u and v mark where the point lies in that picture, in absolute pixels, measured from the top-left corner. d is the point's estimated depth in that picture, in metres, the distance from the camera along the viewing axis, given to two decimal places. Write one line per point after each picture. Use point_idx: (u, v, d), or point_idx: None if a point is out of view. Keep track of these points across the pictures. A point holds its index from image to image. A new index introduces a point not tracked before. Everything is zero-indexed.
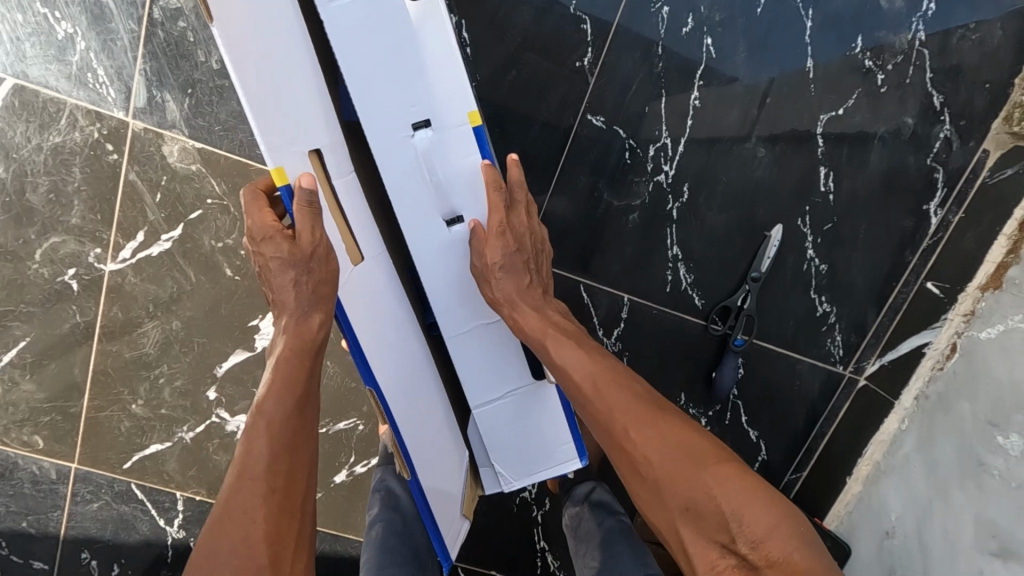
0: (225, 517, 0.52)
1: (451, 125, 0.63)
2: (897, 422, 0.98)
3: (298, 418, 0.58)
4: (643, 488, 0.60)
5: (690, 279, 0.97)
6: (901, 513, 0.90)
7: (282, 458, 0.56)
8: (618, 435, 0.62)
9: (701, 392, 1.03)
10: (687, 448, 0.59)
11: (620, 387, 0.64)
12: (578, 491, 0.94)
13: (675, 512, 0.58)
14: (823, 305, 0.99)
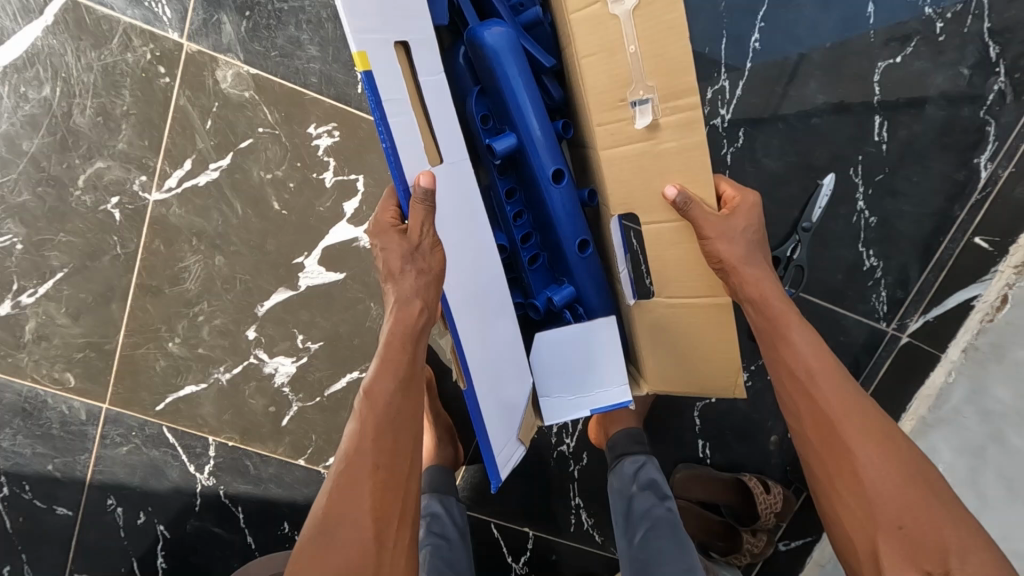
0: (336, 499, 0.57)
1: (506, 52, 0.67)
2: (944, 375, 0.99)
3: (403, 410, 0.60)
4: (849, 491, 0.58)
5: None
6: (951, 462, 0.91)
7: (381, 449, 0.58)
8: (837, 430, 0.59)
9: (746, 346, 1.02)
10: (915, 481, 0.56)
11: (845, 386, 0.61)
12: (627, 468, 0.90)
13: (879, 523, 0.56)
14: (870, 259, 0.99)
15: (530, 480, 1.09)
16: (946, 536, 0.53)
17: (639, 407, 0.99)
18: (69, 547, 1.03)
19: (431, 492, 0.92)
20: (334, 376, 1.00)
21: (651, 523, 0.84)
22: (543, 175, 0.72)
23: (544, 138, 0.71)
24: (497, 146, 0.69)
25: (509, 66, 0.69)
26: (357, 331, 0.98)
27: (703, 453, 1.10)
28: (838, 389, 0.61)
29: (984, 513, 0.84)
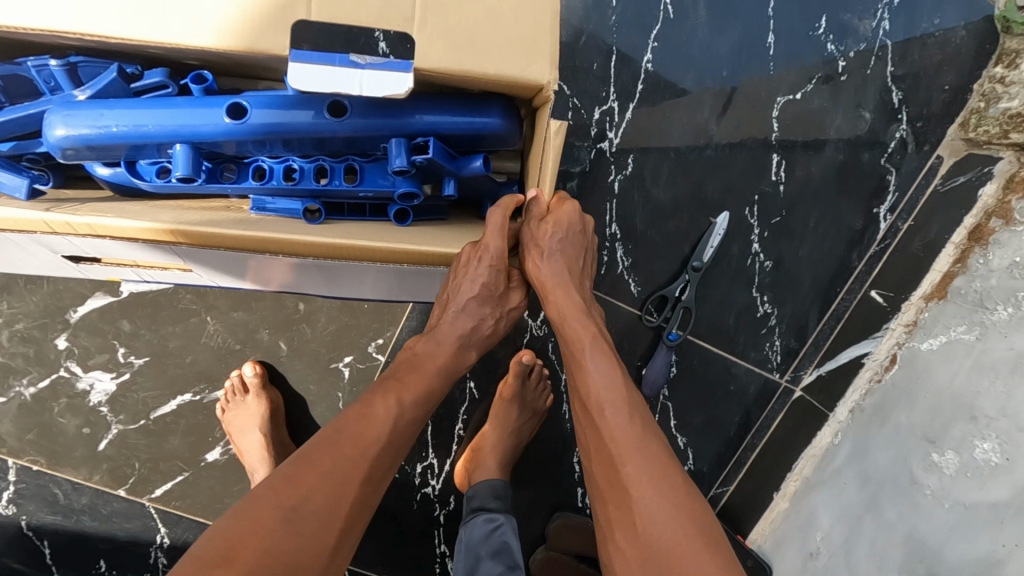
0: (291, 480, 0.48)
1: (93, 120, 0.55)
2: (831, 436, 0.92)
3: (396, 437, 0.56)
4: (612, 394, 0.58)
5: (627, 263, 0.89)
6: (827, 530, 0.85)
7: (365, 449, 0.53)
8: (601, 402, 0.57)
9: None
10: (673, 486, 0.51)
11: (622, 383, 0.59)
12: (479, 527, 0.81)
13: (621, 432, 0.55)
14: (764, 304, 0.93)
15: (390, 523, 0.98)
16: (660, 514, 0.49)
17: (498, 440, 0.90)
18: None
19: None
20: (162, 398, 0.88)
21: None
22: (234, 127, 0.56)
23: (190, 104, 0.56)
24: (184, 170, 0.56)
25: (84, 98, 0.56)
26: (191, 347, 0.86)
27: (583, 502, 1.01)
28: (610, 380, 0.59)
29: None
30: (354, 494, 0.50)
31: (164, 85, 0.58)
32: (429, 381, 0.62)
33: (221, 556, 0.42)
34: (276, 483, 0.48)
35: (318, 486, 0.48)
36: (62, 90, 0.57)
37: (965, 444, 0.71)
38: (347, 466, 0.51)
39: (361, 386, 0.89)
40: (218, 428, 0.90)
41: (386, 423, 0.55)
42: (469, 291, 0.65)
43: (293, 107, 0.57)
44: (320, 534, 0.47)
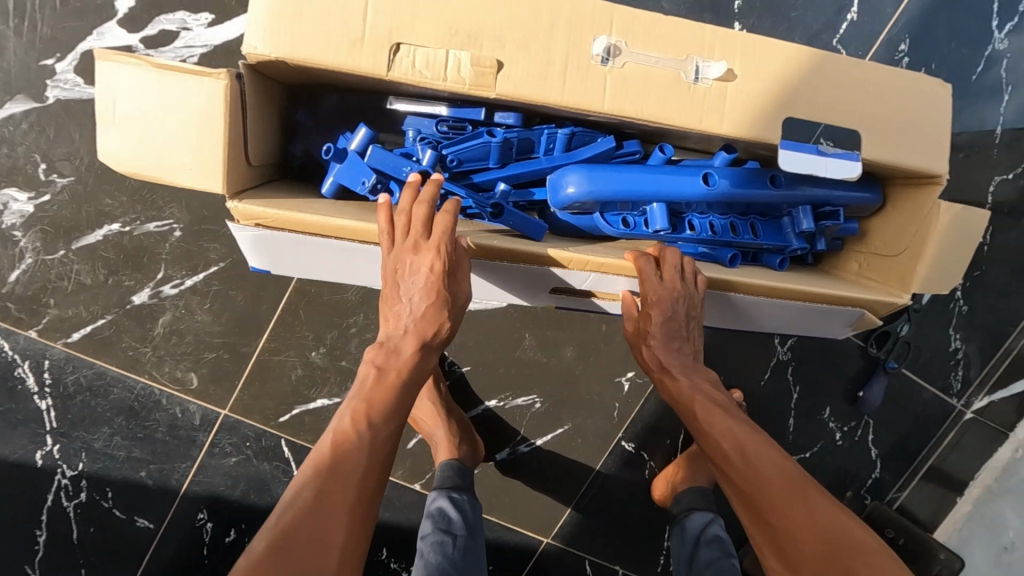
0: (296, 526, 0.53)
1: (597, 180, 0.68)
2: (1010, 451, 1.11)
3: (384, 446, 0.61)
4: (774, 499, 0.62)
5: None
6: (1019, 528, 1.04)
7: (313, 476, 0.57)
8: (738, 450, 0.68)
9: (844, 408, 1.13)
10: (772, 452, 0.66)
11: (739, 432, 0.70)
12: (696, 522, 0.97)
13: (828, 522, 0.59)
14: (955, 340, 1.13)
15: (633, 519, 1.11)
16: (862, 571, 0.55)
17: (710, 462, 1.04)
18: (142, 564, 0.94)
19: (442, 489, 0.85)
20: (472, 403, 1.00)
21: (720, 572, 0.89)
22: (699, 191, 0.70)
23: (667, 172, 0.70)
24: (655, 224, 0.71)
25: (581, 161, 0.70)
26: (506, 361, 1.00)
27: None
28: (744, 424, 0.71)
29: None
30: (293, 524, 0.53)
31: (634, 153, 0.72)
32: (398, 394, 0.64)
33: None
34: (273, 538, 0.52)
35: (270, 533, 0.52)
36: (555, 152, 0.71)
37: None
38: (275, 512, 0.54)
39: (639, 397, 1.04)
40: (515, 433, 1.03)
41: (355, 448, 0.59)
42: (416, 292, 0.65)
43: (739, 178, 0.72)
44: (303, 563, 0.51)
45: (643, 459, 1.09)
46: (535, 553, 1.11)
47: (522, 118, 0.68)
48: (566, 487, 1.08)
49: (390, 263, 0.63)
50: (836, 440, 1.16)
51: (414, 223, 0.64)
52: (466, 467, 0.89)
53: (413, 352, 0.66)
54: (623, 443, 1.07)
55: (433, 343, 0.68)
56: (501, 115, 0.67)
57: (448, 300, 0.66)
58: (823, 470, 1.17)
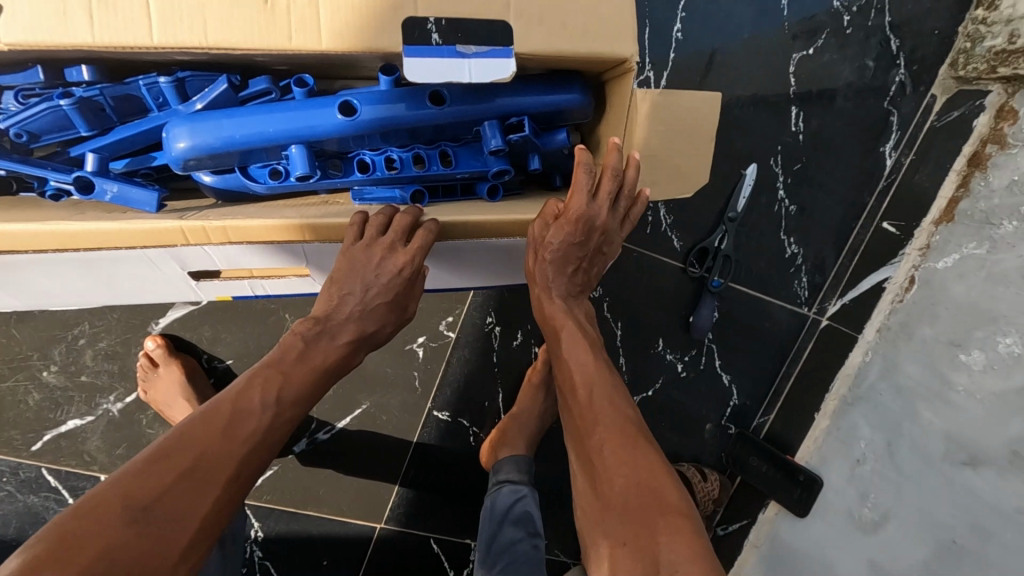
0: (180, 480, 0.49)
1: (209, 131, 0.57)
2: (861, 356, 1.01)
3: (225, 411, 0.55)
4: (611, 442, 0.61)
5: (669, 220, 0.98)
6: (870, 438, 0.95)
7: (213, 433, 0.53)
8: (584, 388, 0.66)
9: (679, 337, 1.04)
10: (614, 393, 0.65)
11: (593, 364, 0.68)
12: (504, 498, 0.89)
13: (658, 477, 0.57)
14: (791, 246, 1.02)
15: (471, 488, 1.05)
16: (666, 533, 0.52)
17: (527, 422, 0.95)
18: None
19: None
20: None
21: (513, 559, 0.85)
22: (342, 124, 0.60)
23: (299, 107, 0.59)
24: (297, 170, 0.60)
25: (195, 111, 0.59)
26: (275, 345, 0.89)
27: None
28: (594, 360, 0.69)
29: (902, 485, 0.88)
30: (174, 482, 0.48)
31: (268, 91, 0.61)
32: (314, 378, 0.63)
33: (108, 527, 0.44)
34: (121, 494, 0.46)
35: (124, 487, 0.47)
36: (171, 106, 0.60)
37: (990, 343, 0.82)
38: (153, 465, 0.49)
39: (433, 362, 0.99)
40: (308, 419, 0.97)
41: (258, 413, 0.57)
42: (375, 295, 0.68)
43: (395, 102, 0.60)
44: (169, 535, 0.46)
45: (464, 426, 1.01)
46: (371, 541, 1.03)
47: (104, 70, 0.57)
48: (386, 466, 1.02)
49: (354, 259, 0.64)
50: (680, 373, 1.06)
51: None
52: None
53: (340, 342, 0.67)
54: (434, 413, 1.00)
55: (374, 335, 0.70)
56: (69, 71, 0.55)
57: (392, 305, 0.70)
58: (672, 404, 1.09)
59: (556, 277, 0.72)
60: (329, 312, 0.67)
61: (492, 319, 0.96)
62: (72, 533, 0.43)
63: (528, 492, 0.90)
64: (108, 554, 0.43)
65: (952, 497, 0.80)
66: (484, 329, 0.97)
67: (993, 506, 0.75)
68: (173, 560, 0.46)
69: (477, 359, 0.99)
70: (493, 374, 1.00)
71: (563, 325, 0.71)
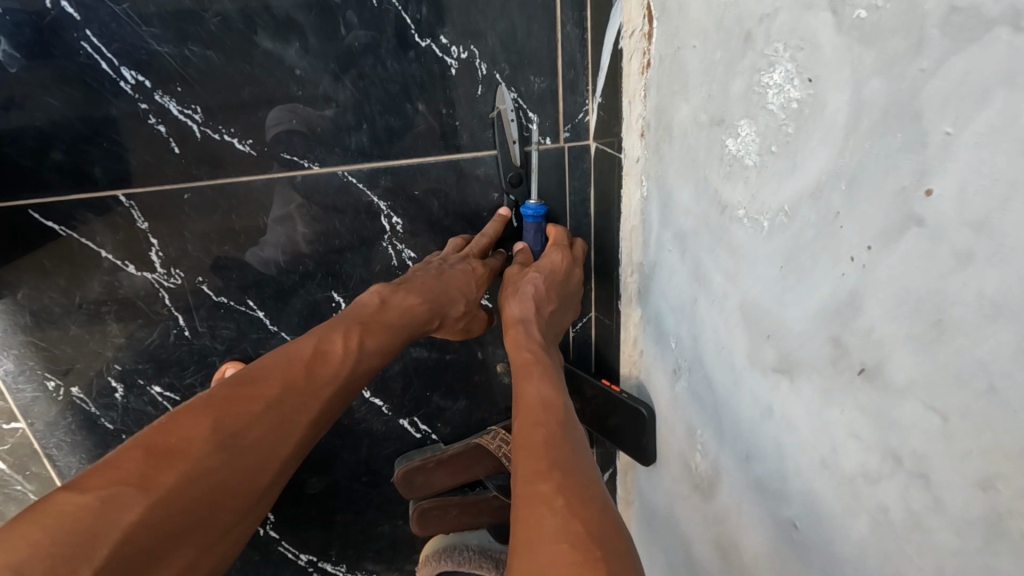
0: (235, 422, 0.40)
1: None
2: (638, 190, 0.55)
3: (301, 373, 0.46)
4: (557, 422, 0.45)
5: (200, 114, 0.54)
6: (677, 334, 0.52)
7: (280, 375, 0.44)
8: (552, 378, 0.51)
9: (362, 276, 0.64)
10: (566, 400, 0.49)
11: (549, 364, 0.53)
12: None
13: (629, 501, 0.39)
14: (450, 50, 0.56)
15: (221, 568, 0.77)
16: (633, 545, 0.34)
17: None
18: None
19: None
20: None
21: None
22: None
23: None
24: None
25: None
26: None
27: (421, 431, 0.75)
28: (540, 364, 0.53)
29: (721, 417, 0.46)
30: (261, 415, 0.41)
31: None
32: (389, 336, 0.53)
33: (154, 468, 0.35)
34: (213, 416, 0.39)
35: (220, 405, 0.40)
36: None
37: (754, 95, 0.35)
38: (243, 391, 0.42)
39: (26, 466, 0.65)
40: None
41: (322, 365, 0.47)
42: (451, 275, 0.57)
43: None
44: (251, 475, 0.39)
45: None
46: None
47: None
48: None
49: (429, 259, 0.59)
50: None
51: None
52: None
53: (405, 304, 0.55)
54: None
55: (447, 307, 0.57)
56: None
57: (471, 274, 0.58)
58: (425, 367, 0.71)
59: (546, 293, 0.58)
60: (405, 283, 0.57)
61: (52, 380, 0.62)
62: (153, 453, 0.36)
63: None
64: (178, 495, 0.35)
65: (777, 441, 0.38)
66: (54, 399, 0.62)
67: (827, 461, 0.34)
68: (227, 522, 0.38)
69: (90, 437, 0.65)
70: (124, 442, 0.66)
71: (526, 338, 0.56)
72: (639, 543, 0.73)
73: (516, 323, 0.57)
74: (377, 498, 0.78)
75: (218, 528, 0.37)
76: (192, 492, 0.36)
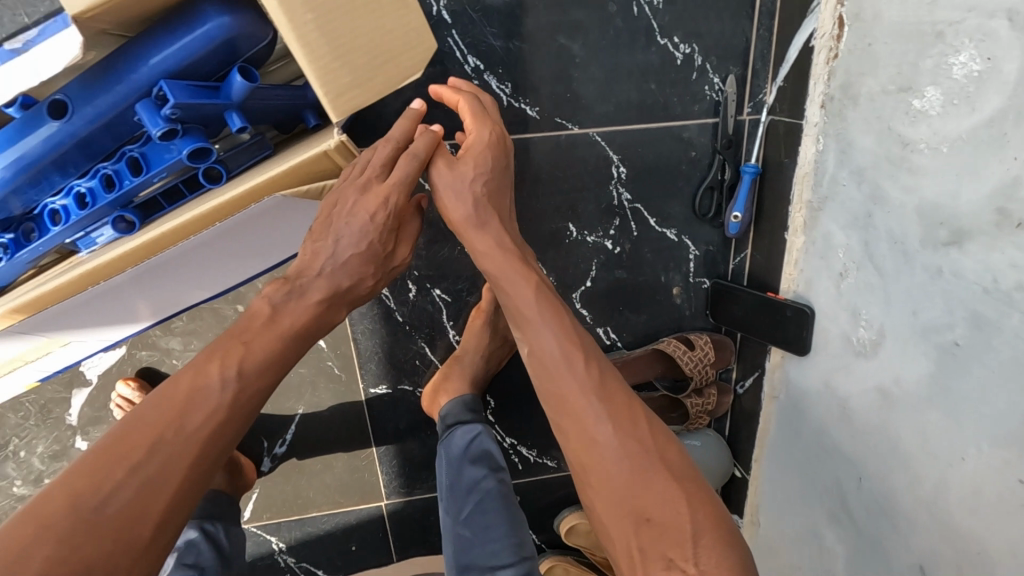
0: (102, 484, 0.47)
1: None
2: (813, 146, 0.77)
3: (177, 412, 0.52)
4: (589, 416, 0.59)
5: (510, 88, 0.78)
6: (846, 244, 0.74)
7: (156, 425, 0.51)
8: (574, 334, 0.63)
9: (591, 211, 0.87)
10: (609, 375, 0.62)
11: (566, 334, 0.63)
12: (457, 440, 0.83)
13: (669, 507, 0.55)
14: (679, 46, 0.79)
15: None
16: (695, 522, 0.54)
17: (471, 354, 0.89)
18: None
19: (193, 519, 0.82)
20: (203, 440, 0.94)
21: (480, 502, 0.79)
22: None
23: None
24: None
25: None
26: None
27: (610, 339, 0.98)
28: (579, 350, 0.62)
29: (889, 292, 0.68)
30: (132, 469, 0.48)
31: None
32: (279, 345, 0.58)
33: (50, 528, 0.45)
34: (74, 491, 0.47)
35: (78, 484, 0.47)
36: None
37: (941, 69, 0.57)
38: (110, 455, 0.49)
39: (342, 346, 0.89)
40: (263, 440, 0.95)
41: (201, 395, 0.53)
42: (349, 229, 0.61)
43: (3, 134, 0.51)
44: (126, 524, 0.47)
45: (408, 391, 0.96)
46: (384, 517, 1.06)
47: None
48: (358, 453, 0.99)
49: (344, 190, 0.61)
50: (614, 249, 0.91)
51: None
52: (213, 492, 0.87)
53: (314, 296, 0.61)
54: (373, 390, 0.94)
55: (358, 285, 0.64)
56: None
57: (480, 217, 0.68)
58: (622, 287, 0.94)
59: (462, 180, 0.67)
60: (302, 269, 0.61)
61: None
62: (33, 521, 0.45)
63: (483, 428, 0.85)
64: (61, 564, 0.44)
65: (944, 290, 0.60)
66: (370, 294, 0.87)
67: (988, 288, 0.56)
68: (140, 548, 0.47)
69: (385, 326, 0.90)
70: (407, 332, 0.91)
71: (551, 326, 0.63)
72: (780, 428, 0.95)
73: (483, 257, 0.67)
74: None
75: (130, 560, 0.47)
76: (73, 563, 0.44)
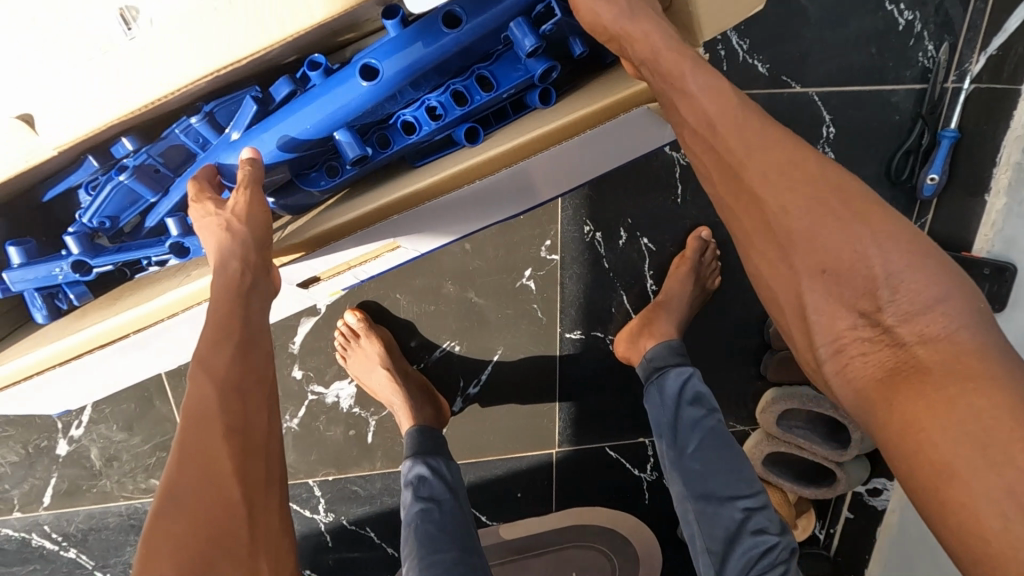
0: (175, 489, 0.44)
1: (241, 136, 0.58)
2: None
3: (197, 417, 0.46)
4: (772, 194, 0.45)
5: (747, 45, 0.84)
6: None
7: (196, 429, 0.46)
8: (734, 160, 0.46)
9: None
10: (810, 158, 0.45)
11: (732, 99, 0.47)
12: (672, 381, 0.87)
13: (853, 238, 0.42)
14: (902, 13, 0.85)
15: (626, 393, 1.06)
16: (931, 299, 0.40)
17: (675, 301, 0.93)
18: None
19: (416, 455, 0.88)
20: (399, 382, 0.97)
21: (703, 442, 0.83)
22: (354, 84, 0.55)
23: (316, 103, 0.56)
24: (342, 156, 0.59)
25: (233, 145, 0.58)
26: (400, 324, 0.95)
27: None
28: (748, 121, 0.46)
29: None
30: (185, 483, 0.44)
31: (292, 90, 0.58)
32: (254, 329, 0.51)
33: (154, 536, 0.42)
34: (166, 489, 0.44)
35: (174, 488, 0.44)
36: (212, 143, 0.59)
37: None
38: (191, 458, 0.45)
39: (551, 289, 0.94)
40: (459, 379, 1.00)
41: (209, 391, 0.47)
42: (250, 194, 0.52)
43: (397, 44, 0.54)
44: (229, 518, 0.44)
45: (599, 338, 1.00)
46: (551, 465, 1.10)
47: (142, 134, 0.58)
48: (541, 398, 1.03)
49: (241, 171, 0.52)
50: None
51: (148, 290, 0.62)
52: (431, 427, 0.90)
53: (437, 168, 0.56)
54: (568, 335, 0.98)
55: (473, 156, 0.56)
56: (121, 146, 0.57)
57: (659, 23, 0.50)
58: None
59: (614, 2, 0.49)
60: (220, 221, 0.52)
61: (590, 225, 0.91)
62: (159, 524, 0.42)
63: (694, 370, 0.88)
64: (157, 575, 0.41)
65: None
66: (586, 239, 0.91)
67: None
68: (249, 539, 0.45)
69: (591, 271, 0.94)
70: (609, 279, 0.96)
71: (724, 119, 0.46)
72: None
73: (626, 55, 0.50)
74: (742, 348, 1.06)
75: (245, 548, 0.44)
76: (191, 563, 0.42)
